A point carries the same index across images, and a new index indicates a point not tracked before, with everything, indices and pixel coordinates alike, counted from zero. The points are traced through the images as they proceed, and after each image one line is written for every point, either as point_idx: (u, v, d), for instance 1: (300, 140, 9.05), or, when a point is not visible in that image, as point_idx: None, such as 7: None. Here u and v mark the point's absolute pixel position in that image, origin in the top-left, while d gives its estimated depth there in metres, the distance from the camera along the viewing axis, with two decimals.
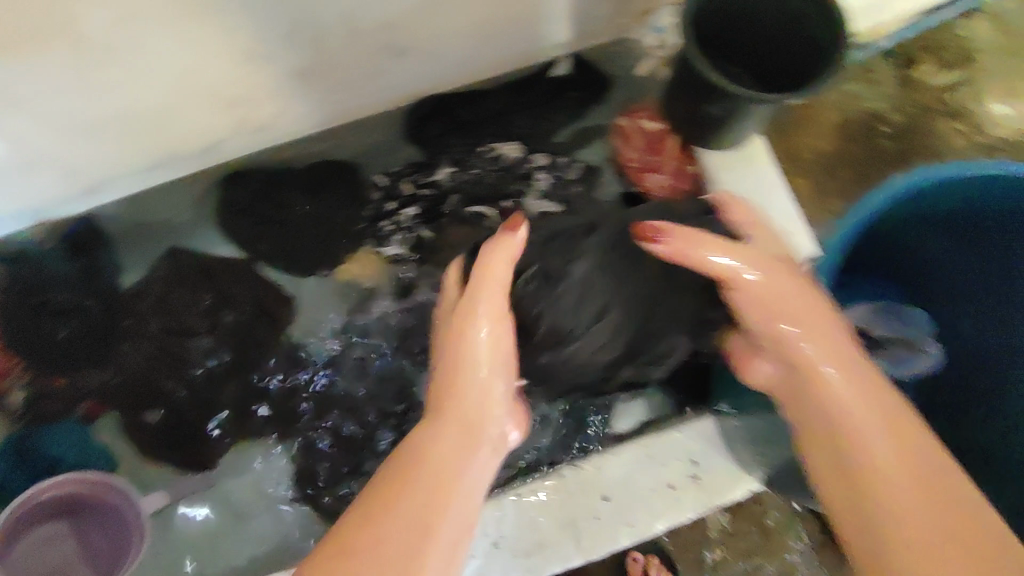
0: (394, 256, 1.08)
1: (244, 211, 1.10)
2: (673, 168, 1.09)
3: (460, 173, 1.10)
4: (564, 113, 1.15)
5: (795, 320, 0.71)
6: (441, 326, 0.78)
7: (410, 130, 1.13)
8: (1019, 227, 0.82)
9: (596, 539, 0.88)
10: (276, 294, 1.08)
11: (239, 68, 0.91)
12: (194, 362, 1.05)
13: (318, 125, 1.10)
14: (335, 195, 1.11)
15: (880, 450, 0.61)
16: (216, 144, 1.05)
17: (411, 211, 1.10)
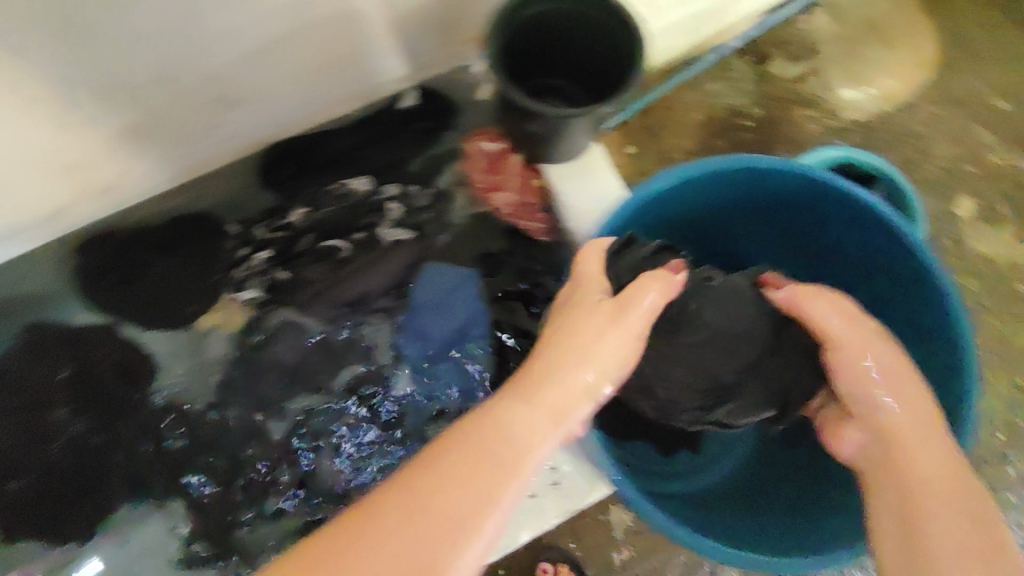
0: (253, 300, 1.10)
1: (99, 275, 1.10)
2: (516, 184, 1.13)
3: (313, 212, 1.12)
4: (414, 144, 1.16)
5: (878, 377, 0.71)
6: (560, 311, 0.75)
7: (261, 174, 1.13)
8: (787, 195, 0.84)
9: None
10: (134, 357, 1.09)
11: (59, 136, 0.92)
12: (55, 435, 1.05)
13: (165, 181, 1.10)
14: (188, 249, 1.11)
15: (914, 461, 0.65)
16: (62, 210, 1.06)
17: (265, 254, 1.11)
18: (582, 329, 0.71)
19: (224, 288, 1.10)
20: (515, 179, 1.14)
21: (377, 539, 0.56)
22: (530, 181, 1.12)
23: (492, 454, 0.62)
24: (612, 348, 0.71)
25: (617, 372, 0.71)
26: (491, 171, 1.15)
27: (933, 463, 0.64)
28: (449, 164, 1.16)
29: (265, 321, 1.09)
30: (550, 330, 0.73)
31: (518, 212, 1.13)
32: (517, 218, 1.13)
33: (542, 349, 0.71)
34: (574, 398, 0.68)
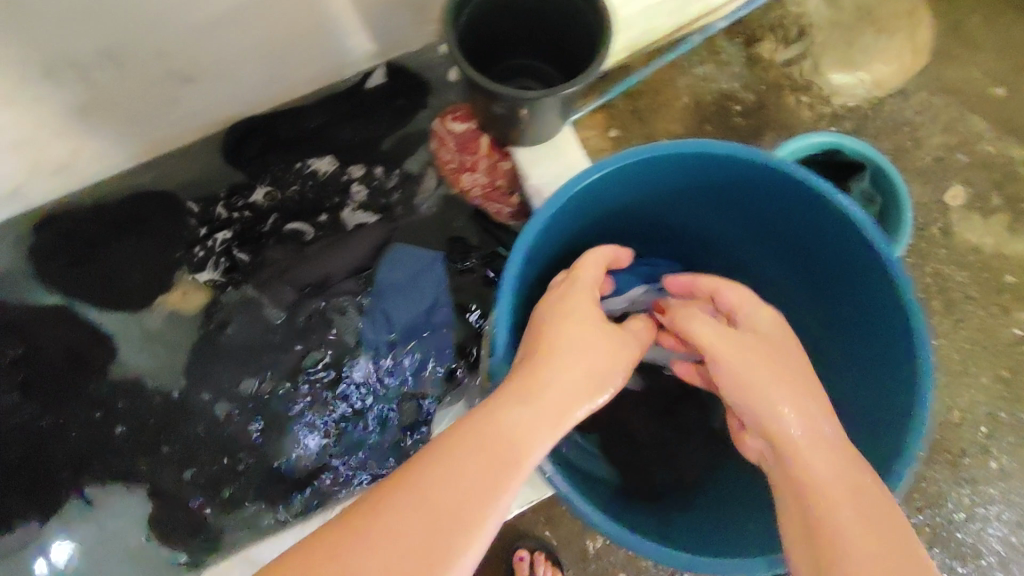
0: (212, 281, 1.08)
1: (56, 253, 1.08)
2: (486, 166, 1.11)
3: (278, 193, 1.10)
4: (385, 123, 1.13)
5: (742, 392, 0.66)
6: (546, 318, 0.70)
7: (227, 152, 1.10)
8: (738, 183, 0.78)
9: None
10: (91, 338, 1.06)
11: (5, 111, 0.89)
12: (6, 419, 1.03)
13: (126, 160, 1.07)
14: (150, 228, 1.09)
15: (822, 486, 0.56)
16: (16, 190, 1.03)
17: (226, 234, 1.09)
18: (570, 330, 0.67)
19: (183, 267, 1.08)
20: (485, 161, 1.11)
21: (391, 531, 0.48)
22: (499, 165, 1.11)
23: (510, 445, 0.56)
24: (596, 355, 0.66)
25: (610, 377, 0.66)
26: (461, 152, 1.12)
27: (850, 506, 0.54)
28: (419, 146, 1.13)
29: (224, 301, 1.08)
30: (544, 329, 0.68)
31: (488, 194, 1.10)
32: (486, 200, 1.10)
33: (540, 346, 0.65)
34: (572, 392, 0.62)
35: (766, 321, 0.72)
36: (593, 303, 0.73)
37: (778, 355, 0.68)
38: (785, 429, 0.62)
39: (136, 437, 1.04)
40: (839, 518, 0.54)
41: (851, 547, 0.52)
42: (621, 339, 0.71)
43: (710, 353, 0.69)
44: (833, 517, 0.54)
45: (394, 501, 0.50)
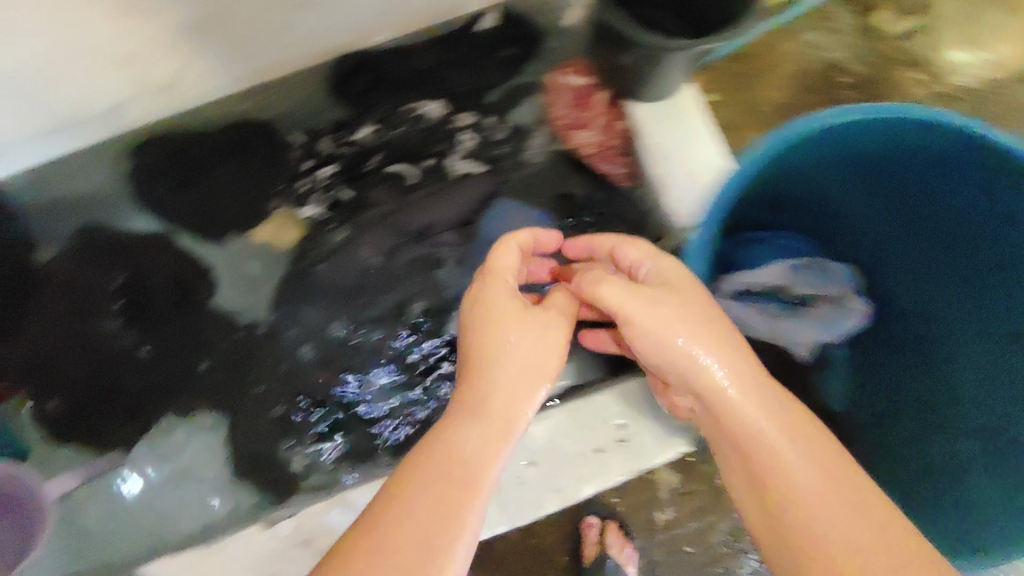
0: (313, 218, 1.05)
1: (156, 177, 1.05)
2: (602, 124, 1.04)
3: (383, 132, 1.06)
4: (496, 71, 1.07)
5: (692, 345, 0.64)
6: (464, 314, 0.73)
7: (333, 86, 1.06)
8: (918, 156, 0.71)
9: (521, 507, 0.90)
10: (193, 266, 1.05)
11: (121, 21, 0.84)
12: (102, 344, 1.01)
13: (231, 83, 1.02)
14: (252, 159, 1.06)
15: (799, 483, 0.57)
16: (119, 106, 0.99)
17: (329, 170, 1.05)
18: (504, 330, 0.69)
19: (284, 202, 1.05)
20: (601, 119, 1.04)
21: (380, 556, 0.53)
22: (615, 124, 1.04)
23: (462, 479, 0.59)
24: (544, 347, 0.69)
25: (549, 368, 0.69)
26: (576, 108, 1.06)
27: (808, 468, 0.58)
28: (529, 97, 1.08)
29: (326, 238, 1.04)
30: (468, 330, 0.71)
31: (600, 155, 1.04)
32: (598, 161, 1.04)
33: (468, 354, 0.70)
34: (520, 396, 0.66)
35: (669, 270, 0.71)
36: (517, 296, 0.74)
37: (700, 315, 0.67)
38: (717, 389, 0.63)
39: (229, 371, 1.02)
40: (795, 483, 0.58)
41: (813, 510, 0.56)
42: (561, 331, 0.72)
43: (626, 317, 0.67)
44: (813, 514, 0.56)
45: (367, 535, 0.55)
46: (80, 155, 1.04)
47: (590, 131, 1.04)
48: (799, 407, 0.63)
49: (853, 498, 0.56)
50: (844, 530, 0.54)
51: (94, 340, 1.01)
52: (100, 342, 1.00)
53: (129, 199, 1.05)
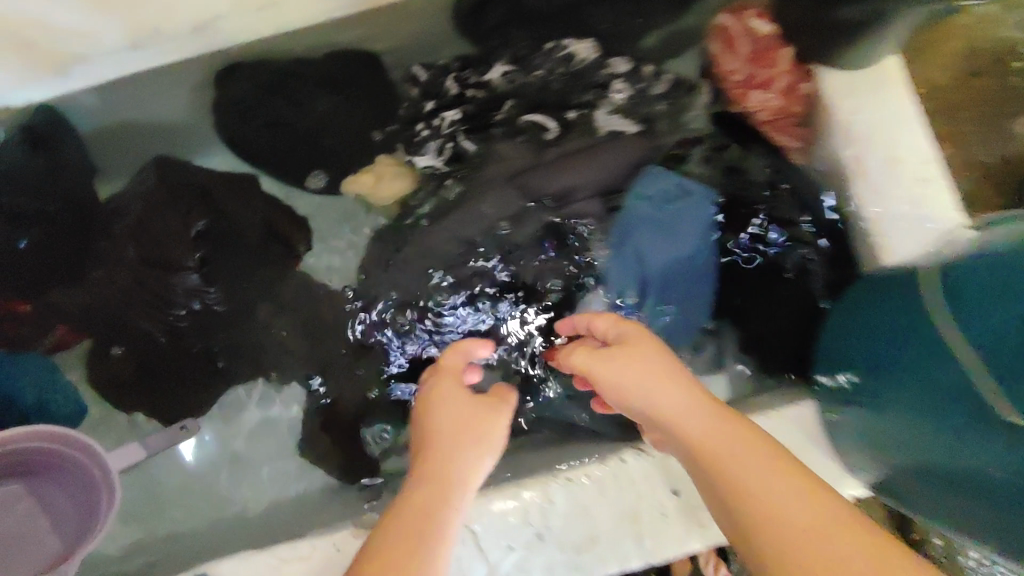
0: (431, 168, 0.88)
1: (248, 106, 0.88)
2: (782, 86, 0.87)
3: (518, 74, 0.89)
4: (651, 13, 0.93)
5: (648, 399, 0.61)
6: (421, 398, 0.75)
7: (463, 17, 0.92)
8: None
9: (662, 538, 0.76)
10: (290, 218, 0.89)
11: None
12: (181, 302, 0.82)
13: (344, 3, 0.88)
14: (363, 94, 0.90)
15: (774, 497, 0.51)
16: (213, 22, 0.85)
17: (453, 114, 0.88)
18: (446, 405, 0.71)
19: (398, 145, 0.89)
20: (783, 80, 0.88)
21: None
22: (800, 87, 0.87)
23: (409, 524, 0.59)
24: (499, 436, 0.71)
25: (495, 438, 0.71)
26: (752, 65, 0.90)
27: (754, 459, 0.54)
28: (684, 51, 0.96)
29: (444, 193, 0.87)
30: (430, 387, 0.75)
31: (777, 122, 0.88)
32: (774, 129, 0.88)
33: (426, 405, 0.73)
34: (474, 464, 0.68)
35: (612, 330, 0.69)
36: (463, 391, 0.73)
37: (654, 361, 0.63)
38: (674, 425, 0.59)
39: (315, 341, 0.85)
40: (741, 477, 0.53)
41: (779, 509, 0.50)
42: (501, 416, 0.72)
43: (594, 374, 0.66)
44: (791, 515, 0.49)
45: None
46: (161, 75, 0.88)
47: (769, 92, 0.88)
48: (684, 425, 0.58)
49: (789, 484, 0.51)
50: (806, 531, 0.48)
51: (169, 295, 0.81)
52: (176, 298, 0.81)
53: (217, 133, 0.90)
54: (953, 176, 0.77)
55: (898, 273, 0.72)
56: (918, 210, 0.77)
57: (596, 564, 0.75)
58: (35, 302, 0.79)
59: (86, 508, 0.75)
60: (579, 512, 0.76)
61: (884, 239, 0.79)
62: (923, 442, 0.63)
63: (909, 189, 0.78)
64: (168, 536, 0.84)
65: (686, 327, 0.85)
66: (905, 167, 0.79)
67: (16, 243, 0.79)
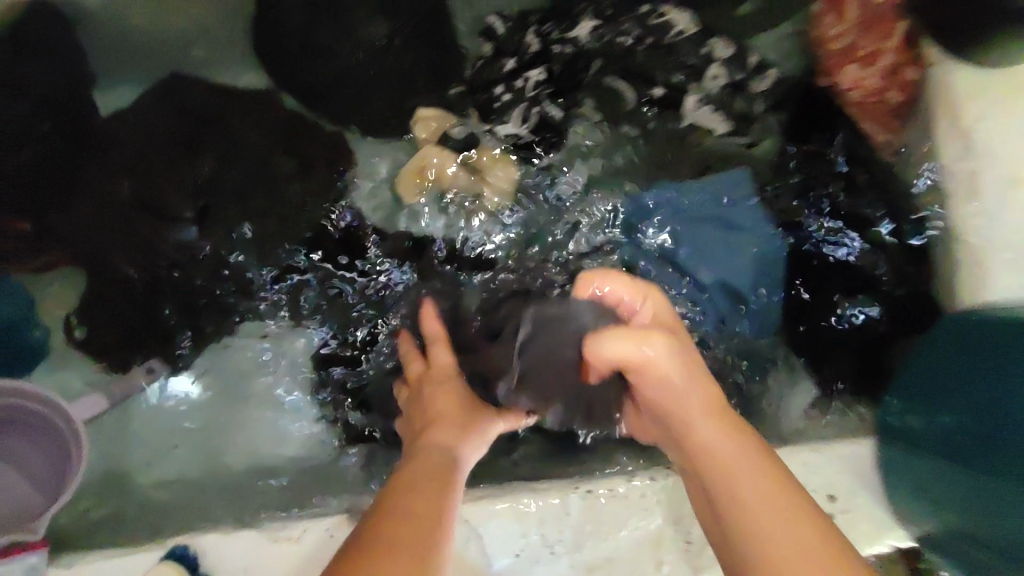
0: (512, 137, 0.84)
1: (288, 30, 0.78)
2: (888, 64, 0.76)
3: (607, 32, 0.85)
4: None
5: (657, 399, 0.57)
6: (426, 397, 0.66)
7: None
8: None
9: (682, 568, 0.70)
10: (328, 147, 0.82)
11: None
12: (167, 250, 0.78)
13: None
14: (428, 38, 0.81)
15: (776, 538, 0.46)
16: None
17: (536, 73, 0.85)
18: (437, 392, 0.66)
19: (470, 111, 0.84)
20: (889, 57, 0.76)
21: None
22: (906, 70, 0.75)
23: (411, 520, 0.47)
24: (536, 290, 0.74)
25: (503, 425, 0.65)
26: (862, 30, 0.79)
27: (770, 501, 0.49)
28: (788, 21, 0.86)
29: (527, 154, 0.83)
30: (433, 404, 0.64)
31: (864, 106, 0.79)
32: (862, 113, 0.79)
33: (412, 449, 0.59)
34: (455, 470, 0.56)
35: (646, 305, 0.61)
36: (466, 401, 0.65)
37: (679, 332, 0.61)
38: (709, 457, 0.54)
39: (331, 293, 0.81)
40: (764, 524, 0.47)
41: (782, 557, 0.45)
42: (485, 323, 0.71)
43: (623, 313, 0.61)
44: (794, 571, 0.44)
45: None
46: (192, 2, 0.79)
47: (867, 68, 0.78)
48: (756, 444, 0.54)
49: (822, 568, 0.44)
50: None
51: (158, 244, 0.78)
52: (164, 249, 0.78)
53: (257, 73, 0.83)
54: None
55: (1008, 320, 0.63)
56: (995, 264, 0.68)
57: None
58: (30, 225, 0.75)
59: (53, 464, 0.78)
60: (593, 527, 0.70)
61: (982, 267, 0.69)
62: (980, 513, 0.60)
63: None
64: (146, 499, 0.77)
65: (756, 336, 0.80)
66: None
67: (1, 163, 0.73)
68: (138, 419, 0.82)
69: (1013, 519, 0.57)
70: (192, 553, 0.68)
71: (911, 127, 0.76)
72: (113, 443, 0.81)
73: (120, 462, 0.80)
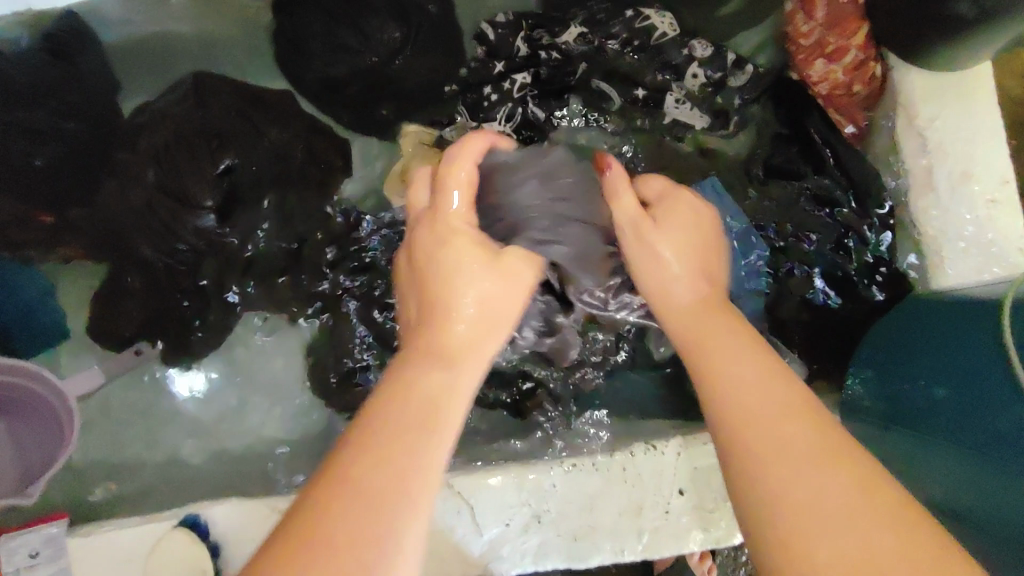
0: (498, 136, 0.86)
1: (312, 36, 0.85)
2: (853, 60, 0.82)
3: (595, 37, 0.87)
4: None
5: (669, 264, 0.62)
6: (421, 237, 0.62)
7: None
8: None
9: (661, 537, 0.75)
10: (328, 145, 0.87)
11: None
12: (184, 237, 0.82)
13: None
14: (429, 42, 0.87)
15: (740, 411, 0.48)
16: None
17: (524, 76, 0.87)
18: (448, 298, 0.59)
19: (461, 110, 0.88)
20: (855, 53, 0.82)
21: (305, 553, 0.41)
22: (871, 66, 0.82)
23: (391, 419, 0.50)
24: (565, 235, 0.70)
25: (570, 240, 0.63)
26: (828, 27, 0.83)
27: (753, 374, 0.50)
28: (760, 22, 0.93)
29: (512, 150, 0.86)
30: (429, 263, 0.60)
31: (836, 98, 0.85)
32: (831, 105, 0.86)
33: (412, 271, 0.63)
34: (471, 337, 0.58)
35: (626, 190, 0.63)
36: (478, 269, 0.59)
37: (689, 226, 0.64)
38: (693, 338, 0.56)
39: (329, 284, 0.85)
40: (738, 393, 0.49)
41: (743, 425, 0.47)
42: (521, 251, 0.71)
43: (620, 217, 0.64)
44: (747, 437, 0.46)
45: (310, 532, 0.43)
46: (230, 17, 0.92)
47: (835, 63, 0.83)
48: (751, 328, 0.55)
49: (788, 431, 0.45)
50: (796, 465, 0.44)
51: (177, 229, 0.82)
52: (183, 234, 0.82)
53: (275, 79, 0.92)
54: (1000, 213, 0.75)
55: (949, 297, 0.69)
56: (946, 247, 0.76)
57: (592, 553, 0.75)
58: (54, 217, 0.84)
59: (50, 440, 0.85)
60: (578, 499, 0.75)
61: (939, 258, 0.76)
62: (935, 481, 0.63)
63: (975, 209, 0.75)
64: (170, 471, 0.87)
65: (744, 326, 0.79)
66: (978, 189, 0.75)
67: (30, 156, 0.83)
68: (161, 396, 0.90)
69: (959, 483, 0.60)
70: (202, 522, 0.75)
71: (872, 114, 0.85)
72: (141, 416, 0.90)
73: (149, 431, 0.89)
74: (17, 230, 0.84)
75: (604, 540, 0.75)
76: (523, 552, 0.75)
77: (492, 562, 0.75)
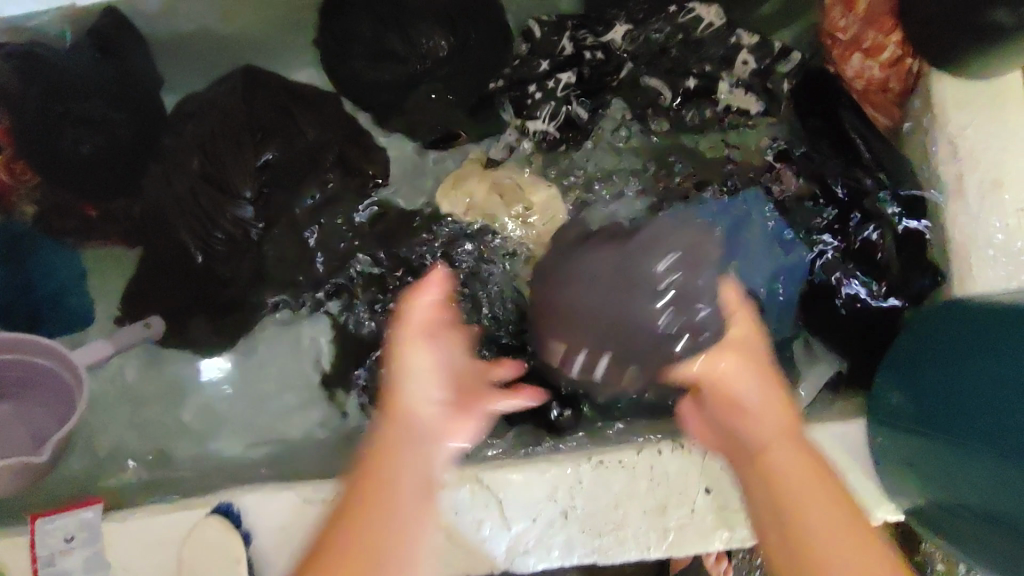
0: (541, 134, 0.90)
1: (359, 36, 0.88)
2: (890, 55, 0.83)
3: (640, 33, 0.91)
4: None
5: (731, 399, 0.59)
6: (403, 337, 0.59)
7: None
8: None
9: (686, 535, 0.76)
10: (364, 149, 0.88)
11: None
12: (221, 226, 0.83)
13: None
14: (473, 38, 0.89)
15: (788, 483, 0.53)
16: None
17: (569, 75, 0.90)
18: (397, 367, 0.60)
19: (507, 106, 0.91)
20: (892, 49, 0.83)
21: None
22: (906, 62, 0.82)
23: (363, 515, 0.51)
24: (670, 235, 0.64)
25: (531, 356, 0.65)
26: (865, 23, 0.85)
27: (799, 458, 0.55)
28: (792, 26, 0.94)
29: (563, 147, 0.91)
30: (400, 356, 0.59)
31: (870, 94, 0.86)
32: (866, 100, 0.87)
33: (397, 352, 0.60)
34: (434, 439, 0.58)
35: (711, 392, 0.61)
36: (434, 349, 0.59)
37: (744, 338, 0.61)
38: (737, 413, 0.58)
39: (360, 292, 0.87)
40: (778, 467, 0.55)
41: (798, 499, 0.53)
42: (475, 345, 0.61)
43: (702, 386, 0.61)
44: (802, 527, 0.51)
45: None
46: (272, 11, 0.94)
47: (872, 58, 0.84)
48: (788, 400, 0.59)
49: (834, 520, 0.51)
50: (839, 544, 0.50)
51: (216, 218, 0.83)
52: (221, 223, 0.83)
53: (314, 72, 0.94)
54: None
55: (981, 301, 0.70)
56: (977, 256, 0.76)
57: (617, 549, 0.76)
58: (98, 208, 0.87)
59: (63, 411, 0.87)
60: (605, 495, 0.76)
61: (968, 266, 0.76)
62: (964, 484, 0.64)
63: (1005, 217, 0.76)
64: (198, 457, 0.88)
65: (778, 320, 0.83)
66: (1009, 198, 0.76)
67: (75, 145, 0.86)
68: (190, 382, 0.92)
69: (995, 488, 0.60)
70: (236, 510, 0.76)
71: (909, 110, 0.85)
72: (170, 401, 0.92)
73: (177, 417, 0.91)
74: (63, 216, 0.88)
75: (627, 536, 0.76)
76: (550, 547, 0.76)
77: (517, 557, 0.75)
